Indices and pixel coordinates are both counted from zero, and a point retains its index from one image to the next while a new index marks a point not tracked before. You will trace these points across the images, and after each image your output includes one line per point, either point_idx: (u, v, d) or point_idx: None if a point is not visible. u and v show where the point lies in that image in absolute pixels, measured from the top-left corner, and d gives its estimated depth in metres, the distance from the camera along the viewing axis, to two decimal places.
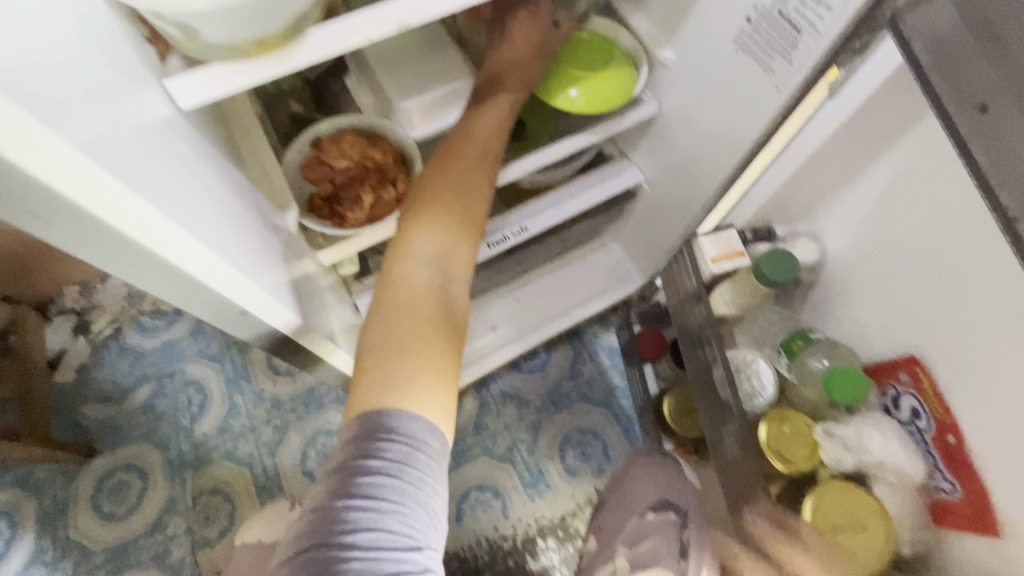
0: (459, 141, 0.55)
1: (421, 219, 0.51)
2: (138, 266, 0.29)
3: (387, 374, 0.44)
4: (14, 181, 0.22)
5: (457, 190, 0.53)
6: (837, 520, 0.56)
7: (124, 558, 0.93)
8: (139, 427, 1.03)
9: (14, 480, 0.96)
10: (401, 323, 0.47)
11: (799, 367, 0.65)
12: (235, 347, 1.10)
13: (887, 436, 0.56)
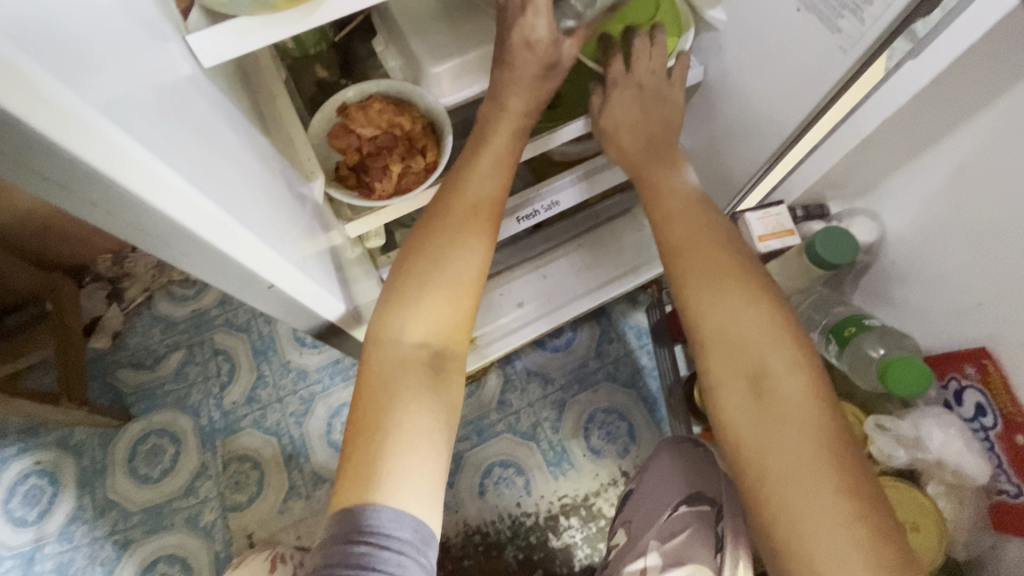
0: (454, 194, 0.51)
1: (413, 278, 0.48)
2: (165, 238, 0.28)
3: (378, 449, 0.42)
4: (24, 139, 0.20)
5: (452, 247, 0.49)
6: (889, 515, 0.55)
7: (160, 519, 0.95)
8: (171, 393, 1.05)
9: (56, 440, 1.01)
10: (390, 388, 0.45)
11: (852, 353, 0.58)
12: (262, 318, 1.11)
13: (950, 434, 0.52)
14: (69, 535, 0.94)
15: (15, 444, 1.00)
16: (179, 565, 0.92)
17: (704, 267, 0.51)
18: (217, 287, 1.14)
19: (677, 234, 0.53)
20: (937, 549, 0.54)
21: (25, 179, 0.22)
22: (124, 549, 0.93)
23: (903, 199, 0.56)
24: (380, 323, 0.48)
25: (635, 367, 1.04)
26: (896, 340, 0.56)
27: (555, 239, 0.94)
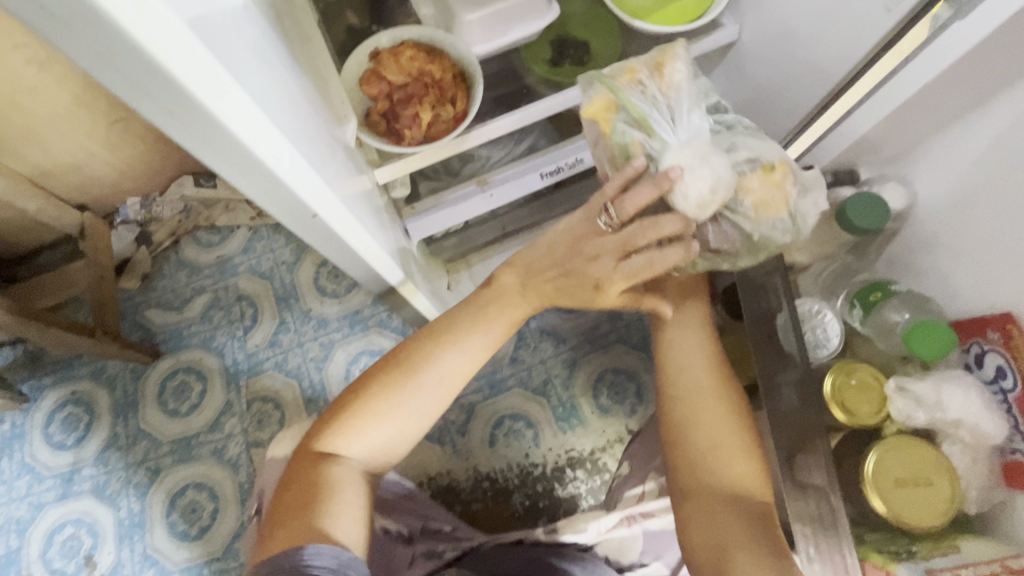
0: (437, 340, 0.56)
1: (378, 403, 0.53)
2: (228, 152, 0.29)
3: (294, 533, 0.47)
4: (112, 38, 0.21)
5: (420, 390, 0.54)
6: (899, 474, 0.48)
7: (188, 450, 1.00)
8: (198, 334, 1.09)
9: (90, 372, 1.06)
10: (326, 487, 0.50)
11: (874, 318, 0.56)
12: (285, 267, 1.14)
13: (971, 392, 0.46)
14: (104, 460, 1.00)
15: (53, 373, 1.06)
16: (206, 493, 0.98)
17: (705, 379, 0.56)
18: (242, 235, 1.17)
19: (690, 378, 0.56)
20: (949, 504, 0.47)
21: (107, 79, 0.23)
22: (155, 476, 0.99)
23: (940, 166, 0.55)
24: (335, 426, 0.53)
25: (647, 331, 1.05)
26: (919, 305, 0.54)
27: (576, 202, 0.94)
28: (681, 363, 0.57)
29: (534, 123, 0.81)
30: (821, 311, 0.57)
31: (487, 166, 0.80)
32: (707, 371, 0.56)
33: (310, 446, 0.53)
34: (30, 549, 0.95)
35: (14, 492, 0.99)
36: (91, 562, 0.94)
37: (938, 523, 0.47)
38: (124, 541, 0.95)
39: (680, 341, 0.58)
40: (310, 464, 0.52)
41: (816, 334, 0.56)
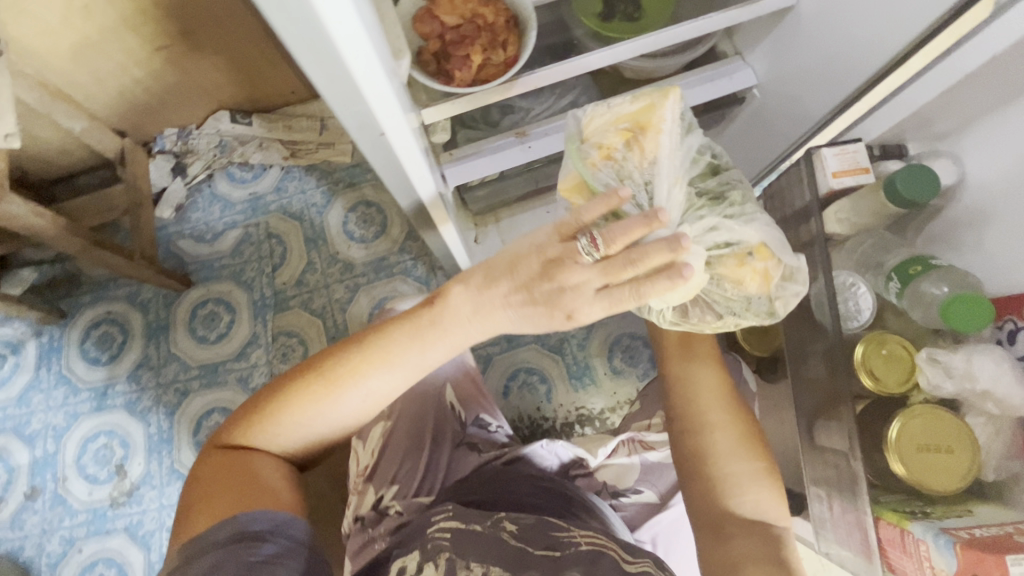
0: (368, 357, 0.50)
1: (294, 409, 0.51)
2: (316, 49, 0.31)
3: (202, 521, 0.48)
4: None
5: (341, 404, 0.51)
6: (922, 441, 0.49)
7: (216, 375, 1.05)
8: (228, 267, 1.12)
9: (125, 295, 1.10)
10: (234, 476, 0.51)
11: (911, 294, 0.54)
12: (314, 209, 1.16)
13: (1003, 366, 0.46)
14: (136, 378, 1.05)
15: (90, 293, 1.10)
16: None
17: (717, 401, 0.55)
18: (274, 174, 1.18)
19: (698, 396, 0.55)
20: (968, 471, 0.48)
21: None
22: (183, 398, 1.04)
23: (996, 145, 0.53)
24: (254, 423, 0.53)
25: None
26: (960, 279, 0.52)
27: None
28: (698, 380, 0.56)
29: (577, 79, 0.80)
30: (855, 284, 0.56)
31: (527, 119, 0.80)
32: (723, 388, 0.56)
33: (233, 429, 0.54)
34: (66, 454, 1.01)
35: (51, 401, 1.04)
36: (122, 471, 1.00)
37: (953, 488, 0.48)
38: (153, 454, 1.01)
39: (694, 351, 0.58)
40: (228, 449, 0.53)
41: (848, 306, 0.56)
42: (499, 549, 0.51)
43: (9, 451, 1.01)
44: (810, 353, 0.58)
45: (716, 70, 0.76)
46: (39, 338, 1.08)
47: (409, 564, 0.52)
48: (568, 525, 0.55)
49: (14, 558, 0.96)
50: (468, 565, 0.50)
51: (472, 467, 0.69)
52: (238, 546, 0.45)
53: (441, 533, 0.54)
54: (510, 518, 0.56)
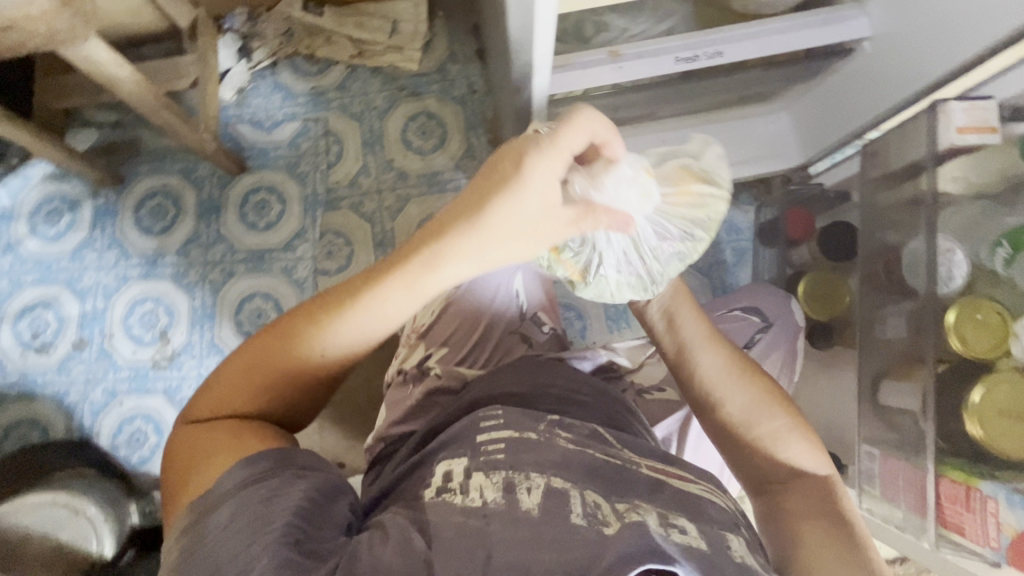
0: (332, 312, 0.47)
1: (264, 371, 0.49)
2: None
3: (203, 480, 0.45)
4: None
5: (308, 359, 0.49)
6: (1007, 410, 0.55)
7: (262, 261, 1.07)
8: (283, 158, 1.12)
9: (181, 170, 1.11)
10: (213, 440, 0.47)
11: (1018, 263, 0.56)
12: (375, 113, 1.14)
13: None
14: (185, 253, 1.07)
15: (148, 163, 1.11)
16: (272, 304, 1.05)
17: (721, 364, 0.56)
18: (338, 71, 1.15)
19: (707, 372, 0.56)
20: None
21: None
22: (228, 278, 1.06)
23: None
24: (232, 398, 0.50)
25: (716, 258, 1.05)
26: None
27: (689, 109, 0.91)
28: (704, 363, 0.56)
29: (679, 5, 0.76)
30: (954, 249, 0.59)
31: (621, 40, 0.76)
32: (729, 356, 0.56)
33: (200, 404, 0.51)
34: (114, 313, 1.05)
35: (104, 261, 1.07)
36: (165, 338, 1.04)
37: None
38: (196, 327, 1.04)
39: (691, 325, 0.57)
40: (200, 420, 0.50)
41: (945, 270, 0.59)
42: (561, 458, 0.48)
43: (60, 302, 1.05)
44: (889, 315, 0.67)
45: (832, 13, 0.71)
46: (95, 199, 1.10)
47: (456, 467, 0.49)
48: (620, 444, 0.55)
49: (59, 401, 1.01)
50: (529, 475, 0.46)
51: (503, 367, 0.68)
52: (249, 490, 0.42)
53: (494, 444, 0.51)
54: (564, 427, 0.55)
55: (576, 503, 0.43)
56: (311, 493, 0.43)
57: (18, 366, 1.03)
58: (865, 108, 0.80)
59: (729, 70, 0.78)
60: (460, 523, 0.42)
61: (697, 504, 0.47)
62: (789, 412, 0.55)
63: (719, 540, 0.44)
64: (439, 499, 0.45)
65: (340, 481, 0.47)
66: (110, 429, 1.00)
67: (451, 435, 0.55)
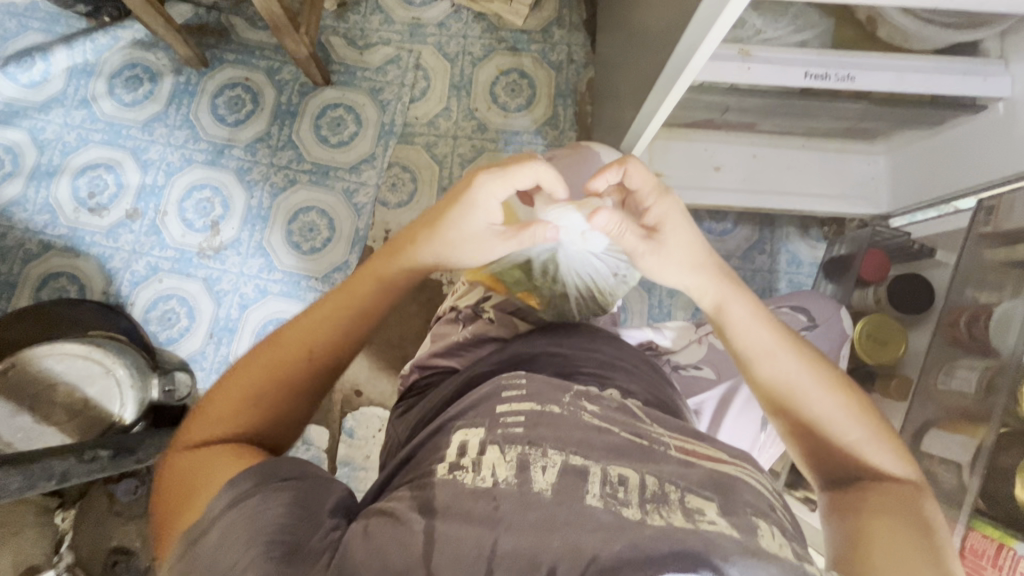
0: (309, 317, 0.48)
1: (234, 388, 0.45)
2: None
3: (197, 505, 0.38)
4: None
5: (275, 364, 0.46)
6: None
7: (326, 178, 1.06)
8: (368, 82, 1.10)
9: (266, 68, 1.10)
10: (214, 458, 0.40)
11: None
12: (469, 58, 1.12)
13: None
14: (253, 150, 1.07)
15: (235, 53, 1.10)
16: (327, 222, 1.05)
17: (789, 355, 0.49)
18: (443, 8, 1.13)
19: (773, 373, 0.49)
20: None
21: None
22: (289, 185, 1.06)
23: None
24: (203, 423, 0.44)
25: (771, 283, 1.04)
26: None
27: (790, 128, 0.89)
28: (767, 370, 0.49)
29: (822, 18, 0.72)
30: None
31: (752, 41, 0.72)
32: (808, 367, 0.49)
33: (192, 426, 0.44)
34: (172, 192, 1.05)
35: (173, 139, 1.07)
36: (216, 229, 1.04)
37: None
38: (247, 225, 1.04)
39: (752, 332, 0.50)
40: (194, 443, 0.42)
41: None
42: (585, 435, 0.40)
43: (123, 168, 1.06)
44: (958, 369, 0.72)
45: (976, 65, 0.68)
46: (177, 76, 1.09)
47: (472, 440, 0.41)
48: (651, 420, 0.46)
49: (102, 263, 1.02)
50: (546, 452, 0.39)
51: (542, 328, 0.62)
52: (237, 507, 0.36)
53: (512, 416, 0.42)
54: (590, 398, 0.46)
55: (595, 481, 0.37)
56: (300, 501, 0.37)
57: (69, 221, 1.03)
58: (978, 170, 0.78)
59: (851, 97, 0.76)
60: (466, 510, 0.35)
61: (732, 484, 0.40)
62: (871, 422, 0.48)
63: (749, 524, 0.37)
64: (446, 477, 0.38)
65: (327, 478, 0.41)
66: (145, 303, 1.01)
67: (473, 401, 0.46)
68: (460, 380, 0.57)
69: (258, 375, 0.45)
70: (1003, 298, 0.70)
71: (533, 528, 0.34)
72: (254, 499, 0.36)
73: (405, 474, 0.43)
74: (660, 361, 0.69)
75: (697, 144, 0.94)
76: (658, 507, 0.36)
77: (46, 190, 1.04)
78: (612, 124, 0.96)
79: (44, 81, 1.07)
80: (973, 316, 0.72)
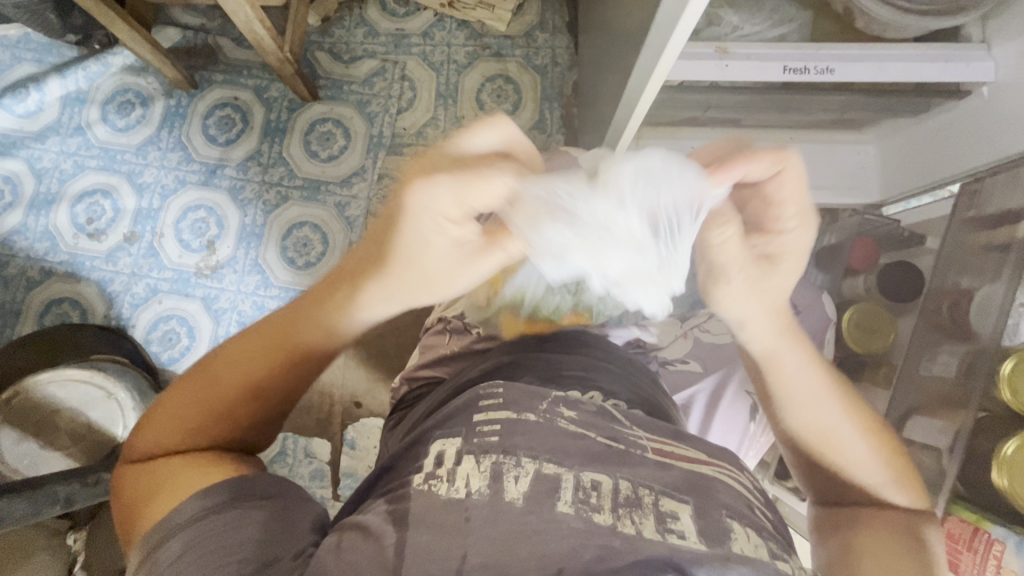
0: (245, 347, 0.45)
1: (173, 408, 0.44)
2: None
3: (159, 508, 0.39)
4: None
5: (213, 387, 0.44)
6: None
7: (317, 192, 1.07)
8: (355, 95, 1.11)
9: (254, 87, 1.12)
10: (180, 464, 0.41)
11: None
12: (454, 67, 1.13)
13: None
14: (245, 168, 1.08)
15: (223, 73, 1.12)
16: (319, 235, 1.06)
17: (836, 406, 0.48)
18: (426, 18, 1.14)
19: (815, 421, 0.49)
20: None
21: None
22: (281, 202, 1.07)
23: None
24: (147, 440, 0.43)
25: None
26: None
27: (776, 122, 0.88)
28: (804, 419, 0.49)
29: (799, 11, 0.72)
30: None
31: (730, 37, 0.72)
32: (851, 419, 0.48)
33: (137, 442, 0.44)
34: (167, 214, 1.07)
35: (166, 161, 1.09)
36: (211, 248, 1.06)
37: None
38: (242, 242, 1.06)
39: (801, 378, 0.48)
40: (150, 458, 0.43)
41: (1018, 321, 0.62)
42: (560, 442, 0.41)
43: (118, 193, 1.07)
44: (942, 353, 0.71)
45: (955, 52, 0.68)
46: (168, 99, 1.11)
47: (449, 450, 0.41)
48: (630, 422, 0.46)
49: (102, 288, 1.04)
50: (519, 461, 0.39)
51: (531, 334, 0.62)
52: (205, 519, 0.37)
53: (488, 425, 0.42)
54: (568, 403, 0.46)
55: (567, 488, 0.37)
56: (272, 519, 0.38)
57: (69, 247, 1.05)
58: (965, 157, 0.77)
59: (835, 89, 0.76)
60: (437, 523, 0.36)
61: (709, 487, 0.40)
62: (899, 466, 0.49)
63: (722, 527, 0.37)
64: (421, 488, 0.38)
65: (303, 498, 0.42)
66: (145, 324, 1.03)
67: (450, 413, 0.46)
68: (450, 387, 0.58)
69: (203, 398, 0.44)
70: (983, 282, 0.68)
71: (502, 538, 0.35)
72: (227, 512, 0.38)
73: (386, 483, 0.44)
74: (648, 358, 0.68)
75: (683, 143, 0.94)
76: (631, 511, 0.37)
77: (46, 218, 1.06)
78: (597, 127, 0.96)
79: (38, 111, 1.09)
80: (955, 300, 0.71)
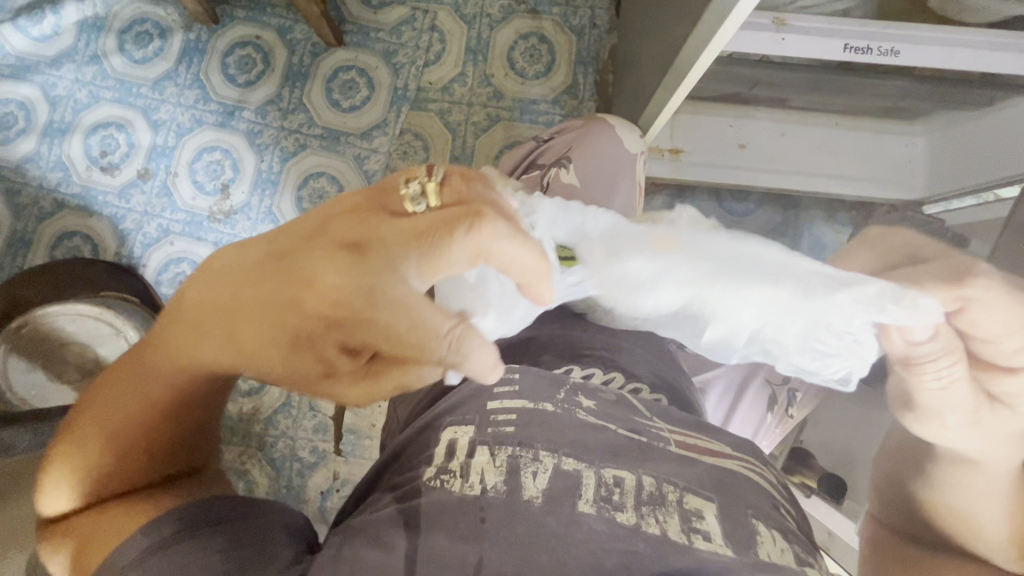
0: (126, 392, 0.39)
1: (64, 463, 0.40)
2: None
3: (96, 551, 0.37)
4: None
5: (100, 437, 0.39)
6: None
7: (337, 142, 1.04)
8: (381, 43, 1.06)
9: (277, 27, 1.07)
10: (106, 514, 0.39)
11: None
12: (486, 21, 1.07)
13: None
14: (263, 113, 1.05)
15: (246, 9, 1.07)
16: (335, 188, 1.03)
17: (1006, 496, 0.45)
18: None
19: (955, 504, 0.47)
20: None
21: None
22: (299, 149, 1.04)
23: None
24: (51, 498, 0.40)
25: None
26: None
27: (828, 102, 0.85)
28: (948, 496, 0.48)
29: None
30: None
31: (789, 8, 0.66)
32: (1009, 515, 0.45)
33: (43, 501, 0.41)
34: (182, 153, 1.04)
35: (183, 98, 1.05)
36: (226, 192, 1.03)
37: None
38: (257, 189, 1.03)
39: (991, 484, 0.45)
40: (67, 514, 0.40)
41: None
42: (579, 436, 0.40)
43: (133, 128, 1.05)
44: None
45: None
46: (187, 33, 1.06)
47: (461, 439, 0.40)
48: (652, 413, 0.45)
49: (114, 224, 1.02)
50: (537, 455, 0.39)
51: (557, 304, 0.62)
52: (153, 559, 0.37)
53: (503, 414, 0.41)
54: (587, 392, 0.45)
55: (588, 486, 0.37)
56: (237, 541, 0.38)
57: (82, 179, 1.03)
58: None
59: (894, 74, 0.74)
60: (452, 523, 0.35)
61: (735, 485, 0.40)
62: None
63: (749, 531, 0.37)
64: (432, 485, 0.38)
65: (268, 509, 0.43)
66: (157, 265, 1.01)
67: (459, 397, 0.45)
68: None
69: (92, 450, 0.39)
70: None
71: (519, 542, 0.34)
72: (179, 546, 0.37)
73: (394, 472, 0.43)
74: None
75: (721, 120, 0.89)
76: (655, 510, 0.37)
77: (60, 147, 1.04)
78: (633, 93, 0.92)
79: (54, 35, 1.05)
80: None
